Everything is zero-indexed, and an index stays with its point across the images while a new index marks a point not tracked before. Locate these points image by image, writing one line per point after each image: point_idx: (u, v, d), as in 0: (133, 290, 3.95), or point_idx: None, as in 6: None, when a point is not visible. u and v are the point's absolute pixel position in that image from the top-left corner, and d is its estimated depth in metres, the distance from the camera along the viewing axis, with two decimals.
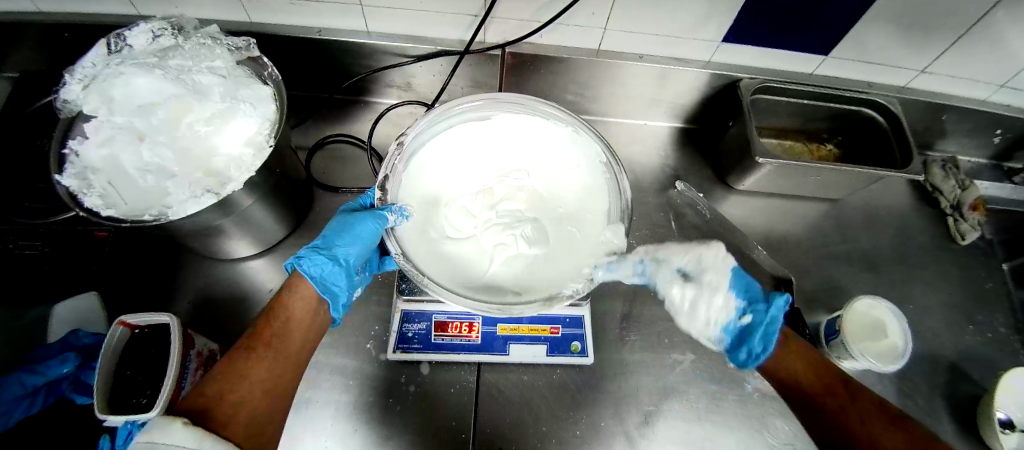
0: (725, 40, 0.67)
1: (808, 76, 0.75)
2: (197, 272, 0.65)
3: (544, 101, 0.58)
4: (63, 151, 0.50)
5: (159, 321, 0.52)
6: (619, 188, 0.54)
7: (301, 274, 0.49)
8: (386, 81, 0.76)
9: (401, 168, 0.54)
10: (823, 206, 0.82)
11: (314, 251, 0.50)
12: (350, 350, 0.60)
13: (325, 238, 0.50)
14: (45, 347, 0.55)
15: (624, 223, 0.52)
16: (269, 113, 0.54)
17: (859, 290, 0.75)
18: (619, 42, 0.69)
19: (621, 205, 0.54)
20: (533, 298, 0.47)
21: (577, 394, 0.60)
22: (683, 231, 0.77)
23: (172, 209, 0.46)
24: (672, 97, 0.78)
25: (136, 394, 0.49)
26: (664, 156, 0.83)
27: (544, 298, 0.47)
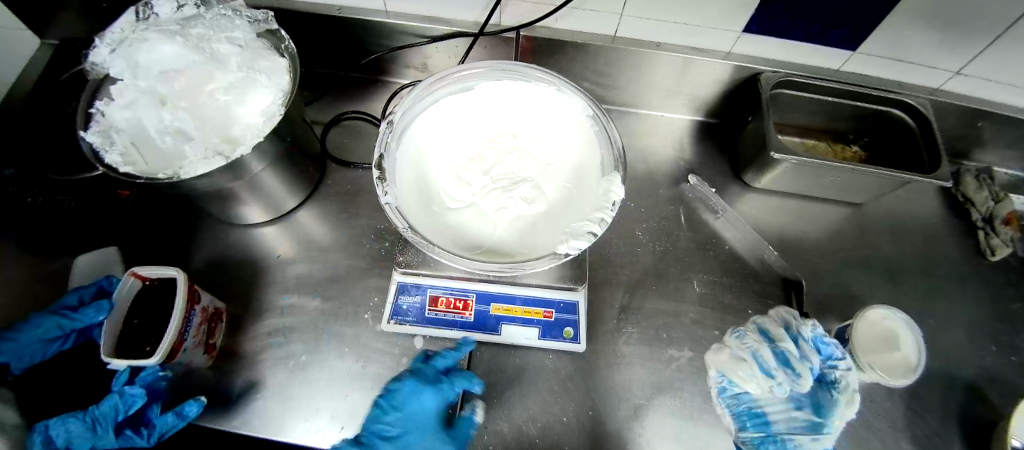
0: (747, 30, 0.65)
1: (835, 72, 0.71)
2: (213, 236, 0.67)
3: (524, 65, 0.57)
4: (89, 110, 0.53)
5: (166, 275, 0.55)
6: (608, 137, 0.54)
7: None
8: (405, 61, 0.77)
9: (395, 146, 0.52)
10: (843, 210, 0.78)
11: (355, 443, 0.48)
12: (350, 320, 0.62)
13: (380, 411, 0.50)
14: (75, 291, 0.55)
15: (619, 171, 0.52)
16: (283, 83, 0.56)
17: (874, 299, 0.72)
18: (637, 29, 0.67)
19: (614, 155, 0.53)
20: (541, 253, 0.47)
21: (568, 380, 0.60)
22: (693, 226, 0.74)
23: (184, 169, 0.49)
24: (691, 88, 0.76)
25: (143, 343, 0.52)
26: (680, 149, 0.81)
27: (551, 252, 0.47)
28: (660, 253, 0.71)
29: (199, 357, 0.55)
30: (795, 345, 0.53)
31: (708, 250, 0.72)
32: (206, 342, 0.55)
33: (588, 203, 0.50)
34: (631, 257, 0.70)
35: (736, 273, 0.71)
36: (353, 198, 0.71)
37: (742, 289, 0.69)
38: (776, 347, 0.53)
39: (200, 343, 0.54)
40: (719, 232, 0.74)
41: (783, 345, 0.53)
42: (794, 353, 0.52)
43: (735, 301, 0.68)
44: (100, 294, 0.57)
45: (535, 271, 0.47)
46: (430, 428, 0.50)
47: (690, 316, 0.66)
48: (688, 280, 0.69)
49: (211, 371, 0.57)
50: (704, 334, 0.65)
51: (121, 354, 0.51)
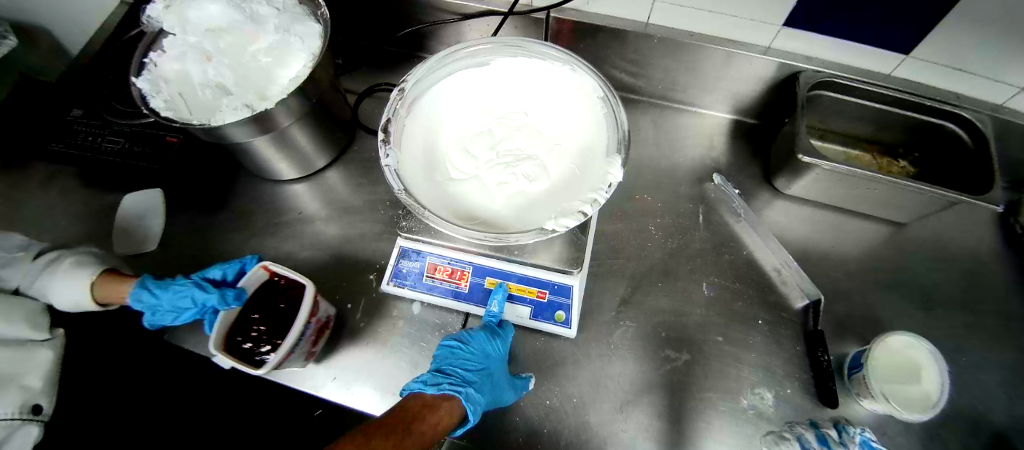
0: (787, 24, 0.61)
1: (884, 77, 0.66)
2: (243, 187, 0.72)
3: (540, 42, 0.58)
4: (144, 61, 0.58)
5: (291, 279, 0.56)
6: (616, 120, 0.54)
7: (422, 395, 0.50)
8: (440, 38, 0.75)
9: (403, 113, 0.55)
10: (882, 228, 0.73)
11: (437, 377, 0.52)
12: (356, 278, 0.64)
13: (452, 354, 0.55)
14: (222, 267, 0.58)
15: (621, 154, 0.52)
16: (315, 48, 0.59)
17: (902, 326, 0.66)
18: (670, 17, 0.64)
19: (619, 138, 0.53)
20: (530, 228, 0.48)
21: (558, 364, 0.60)
22: (713, 227, 0.70)
23: (217, 119, 0.53)
24: (728, 83, 0.71)
25: (247, 338, 0.54)
26: (711, 146, 0.76)
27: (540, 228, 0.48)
28: (673, 251, 0.68)
29: (298, 363, 0.54)
30: (841, 438, 0.51)
31: (724, 253, 0.68)
32: (309, 351, 0.55)
33: (586, 184, 0.51)
34: (641, 251, 0.68)
35: (751, 281, 0.67)
36: (373, 164, 0.73)
37: (756, 298, 0.65)
38: (820, 434, 0.52)
39: (306, 351, 0.54)
40: (740, 236, 0.70)
41: (827, 433, 0.52)
42: (834, 438, 0.51)
43: (745, 309, 0.65)
44: (239, 274, 0.58)
45: (521, 244, 0.48)
46: (502, 368, 0.55)
47: (695, 318, 0.64)
48: (697, 281, 0.66)
49: None
50: (706, 339, 0.63)
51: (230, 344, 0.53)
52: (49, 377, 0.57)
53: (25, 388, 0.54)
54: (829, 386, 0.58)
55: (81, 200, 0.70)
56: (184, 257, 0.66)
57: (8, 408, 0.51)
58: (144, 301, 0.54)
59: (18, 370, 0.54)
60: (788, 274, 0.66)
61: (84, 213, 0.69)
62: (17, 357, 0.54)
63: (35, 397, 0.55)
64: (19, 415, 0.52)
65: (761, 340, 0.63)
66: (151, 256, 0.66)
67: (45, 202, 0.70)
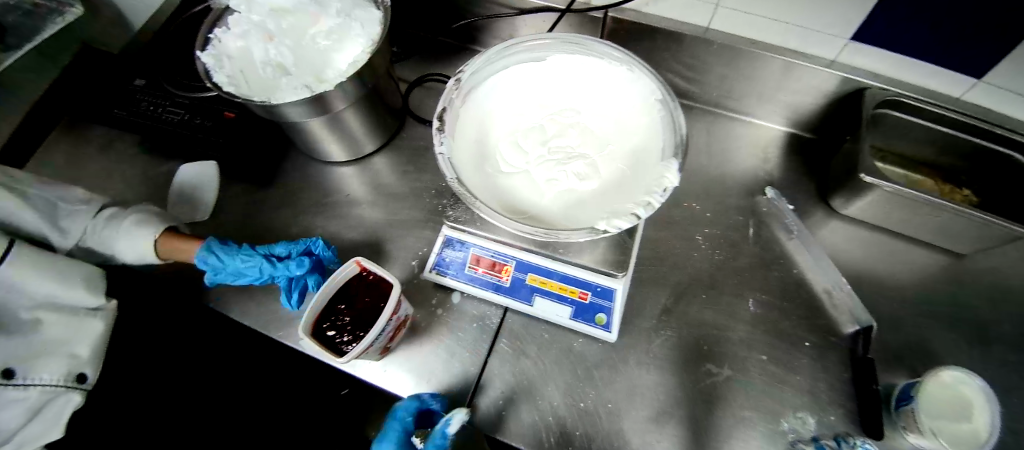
0: (856, 39, 0.59)
1: (953, 100, 0.64)
2: (290, 166, 0.72)
3: (600, 40, 0.57)
4: (209, 36, 0.59)
5: (381, 276, 0.54)
6: (674, 123, 0.52)
7: None
8: (495, 31, 0.75)
9: (458, 103, 0.55)
10: (939, 257, 0.69)
11: None
12: (396, 264, 0.64)
13: None
14: (289, 245, 0.60)
15: (678, 158, 0.50)
16: (374, 33, 0.59)
17: (957, 362, 0.63)
18: (733, 23, 0.63)
19: (677, 142, 0.51)
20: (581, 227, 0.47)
21: (593, 369, 0.59)
22: (762, 242, 0.68)
23: (276, 97, 0.54)
24: (786, 95, 0.69)
25: (329, 326, 0.52)
26: (764, 158, 0.74)
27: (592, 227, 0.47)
28: (719, 262, 0.66)
29: (373, 355, 0.54)
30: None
31: (773, 270, 0.66)
32: (385, 345, 0.54)
33: (640, 186, 0.50)
34: (687, 260, 0.66)
35: (800, 300, 0.64)
36: (420, 153, 0.73)
37: (803, 319, 0.63)
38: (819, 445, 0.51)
39: (381, 346, 0.53)
40: (790, 254, 0.67)
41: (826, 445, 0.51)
42: None
43: (792, 329, 0.62)
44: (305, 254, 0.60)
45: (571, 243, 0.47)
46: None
47: (739, 334, 0.62)
48: (742, 296, 0.64)
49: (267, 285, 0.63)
50: (749, 356, 0.61)
51: (316, 331, 0.52)
52: (97, 348, 0.60)
53: (73, 357, 0.57)
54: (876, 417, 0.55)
55: (137, 168, 0.72)
56: (229, 231, 0.67)
57: (54, 375, 0.55)
58: (210, 264, 0.57)
59: (71, 337, 0.58)
60: (840, 297, 0.64)
61: (139, 182, 0.71)
62: (71, 325, 0.58)
63: (81, 366, 0.58)
64: (63, 383, 0.56)
65: (807, 362, 0.60)
66: (199, 227, 0.67)
67: (104, 167, 0.73)
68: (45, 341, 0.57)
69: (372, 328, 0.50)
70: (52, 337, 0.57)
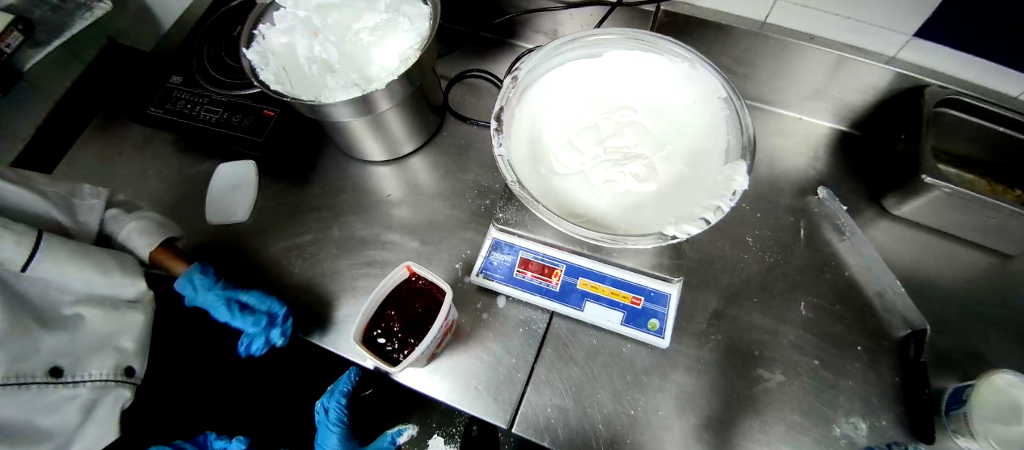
0: (919, 35, 0.57)
1: (1011, 99, 0.62)
2: (329, 165, 0.71)
3: (659, 34, 0.56)
4: (254, 32, 0.58)
5: (432, 283, 0.53)
6: (741, 122, 0.51)
7: None
8: (537, 26, 0.73)
9: (514, 101, 0.54)
10: (993, 259, 0.68)
11: None
12: (441, 266, 0.63)
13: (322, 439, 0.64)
14: (257, 298, 0.57)
15: (745, 159, 0.49)
16: (422, 29, 0.57)
17: (1011, 368, 0.61)
18: (790, 18, 0.61)
19: (744, 142, 0.50)
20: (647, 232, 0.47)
21: (643, 373, 0.58)
22: (811, 244, 0.67)
23: (325, 95, 0.53)
24: (838, 91, 0.67)
25: (377, 332, 0.52)
26: (811, 158, 0.72)
27: (658, 232, 0.47)
28: (769, 265, 0.65)
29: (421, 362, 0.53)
30: None
31: (823, 272, 0.65)
32: (433, 352, 0.54)
33: (703, 189, 0.49)
34: (736, 262, 0.65)
35: (851, 303, 0.63)
36: (462, 152, 0.71)
37: (855, 322, 0.62)
38: None
39: (429, 353, 0.52)
40: (840, 256, 0.66)
41: None
42: None
43: (845, 334, 0.61)
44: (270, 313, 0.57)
45: (637, 248, 0.46)
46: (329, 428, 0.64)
47: (790, 338, 0.61)
48: (794, 299, 0.63)
49: (306, 289, 0.62)
50: (802, 361, 0.60)
51: (365, 339, 0.51)
52: (142, 340, 0.59)
53: (118, 350, 0.57)
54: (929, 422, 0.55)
55: (174, 166, 0.71)
56: (270, 232, 0.66)
57: (102, 370, 0.55)
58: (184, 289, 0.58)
59: (114, 331, 0.57)
60: (893, 299, 0.62)
61: (176, 180, 0.70)
62: (113, 319, 0.57)
63: (128, 359, 0.57)
64: (113, 377, 0.55)
65: (861, 367, 0.59)
66: (240, 228, 0.67)
67: (140, 164, 0.72)
68: (90, 337, 0.56)
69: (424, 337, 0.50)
70: (96, 331, 0.56)
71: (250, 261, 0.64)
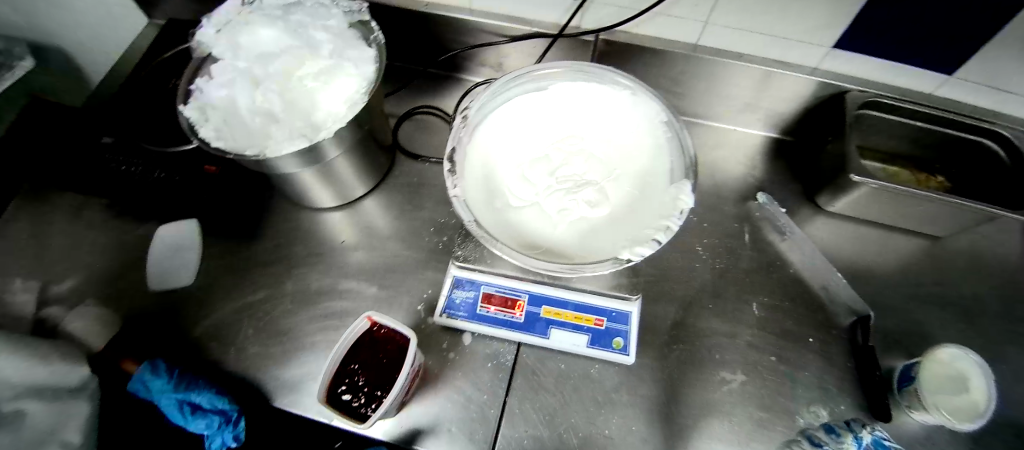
0: (837, 46, 0.62)
1: (926, 96, 0.68)
2: (283, 214, 0.70)
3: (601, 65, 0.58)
4: (191, 87, 0.57)
5: (394, 331, 0.53)
6: (681, 145, 0.54)
7: None
8: (480, 59, 0.75)
9: (466, 140, 0.55)
10: (922, 242, 0.74)
11: None
12: (404, 308, 0.63)
13: None
14: (206, 397, 0.54)
15: (689, 179, 0.52)
16: (369, 73, 0.57)
17: (947, 341, 0.66)
18: (717, 39, 0.65)
19: (686, 164, 0.53)
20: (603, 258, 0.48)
21: (613, 392, 0.59)
22: (757, 247, 0.70)
23: (271, 148, 0.51)
24: (767, 102, 0.72)
25: (343, 389, 0.51)
26: (750, 165, 0.77)
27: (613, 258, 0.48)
28: (720, 272, 0.68)
29: (390, 412, 0.53)
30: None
31: (771, 273, 0.68)
32: (401, 400, 0.54)
33: (653, 211, 0.51)
34: (690, 273, 0.68)
35: (799, 300, 0.67)
36: (416, 190, 0.71)
37: (805, 318, 0.65)
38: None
39: (398, 402, 0.53)
40: (785, 256, 0.70)
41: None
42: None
43: (796, 328, 0.65)
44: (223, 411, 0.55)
45: (594, 275, 0.48)
46: None
47: (746, 339, 0.64)
48: (747, 302, 0.66)
49: (266, 346, 0.61)
50: (759, 361, 0.62)
51: (331, 399, 0.50)
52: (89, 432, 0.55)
53: (65, 444, 0.52)
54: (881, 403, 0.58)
55: (114, 233, 0.68)
56: (225, 290, 0.65)
57: None
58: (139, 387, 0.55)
59: (56, 424, 0.53)
60: (836, 291, 0.67)
61: (117, 246, 0.68)
62: (55, 412, 0.53)
63: None
64: None
65: (814, 359, 0.63)
66: (193, 289, 0.65)
67: (77, 235, 0.68)
68: (33, 434, 0.52)
69: (392, 387, 0.50)
70: (38, 426, 0.52)
71: (206, 322, 0.62)
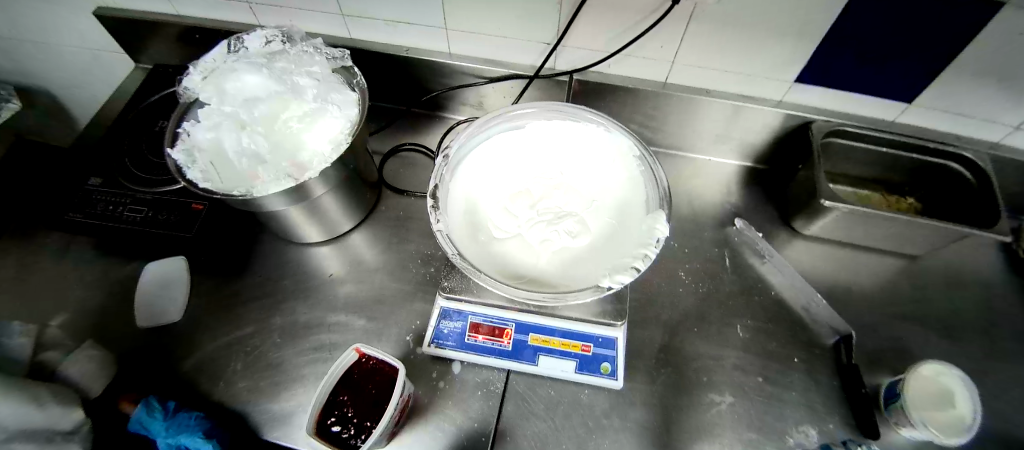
0: (800, 80, 0.66)
1: (890, 123, 0.71)
2: (271, 250, 0.71)
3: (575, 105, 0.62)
4: (178, 130, 0.59)
5: (385, 361, 0.53)
6: (654, 176, 0.57)
7: None
8: (462, 99, 0.79)
9: (448, 177, 0.57)
10: (898, 261, 0.76)
11: None
12: (392, 341, 0.63)
13: None
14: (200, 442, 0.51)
15: (663, 210, 0.54)
16: (352, 115, 0.59)
17: (931, 358, 0.67)
18: (686, 77, 0.69)
19: (660, 194, 0.55)
20: (584, 286, 0.49)
21: (603, 419, 0.59)
22: (738, 270, 0.72)
23: (257, 188, 0.52)
24: (740, 133, 0.75)
25: (331, 419, 0.50)
26: (727, 192, 0.79)
27: (594, 286, 0.49)
28: (703, 295, 0.69)
29: (379, 445, 0.51)
30: None
31: (753, 295, 0.70)
32: (389, 432, 0.52)
33: (632, 239, 0.52)
34: (673, 297, 0.69)
35: (782, 321, 0.68)
36: (403, 223, 0.73)
37: (789, 339, 0.66)
38: None
39: (387, 433, 0.51)
40: (766, 278, 0.71)
41: None
42: None
43: (781, 350, 0.65)
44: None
45: (576, 303, 0.49)
46: None
47: (732, 361, 0.64)
48: (731, 324, 0.67)
49: (251, 384, 0.60)
50: (747, 382, 0.63)
51: (320, 430, 0.49)
52: None
53: None
54: (871, 422, 0.58)
55: (100, 271, 0.68)
56: (211, 326, 0.64)
57: None
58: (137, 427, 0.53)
59: None
60: (817, 312, 0.68)
61: (102, 284, 0.67)
62: None
63: None
64: None
65: (801, 379, 0.63)
66: (178, 326, 0.64)
67: (61, 275, 0.68)
68: None
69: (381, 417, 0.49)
70: None
71: (193, 358, 0.62)
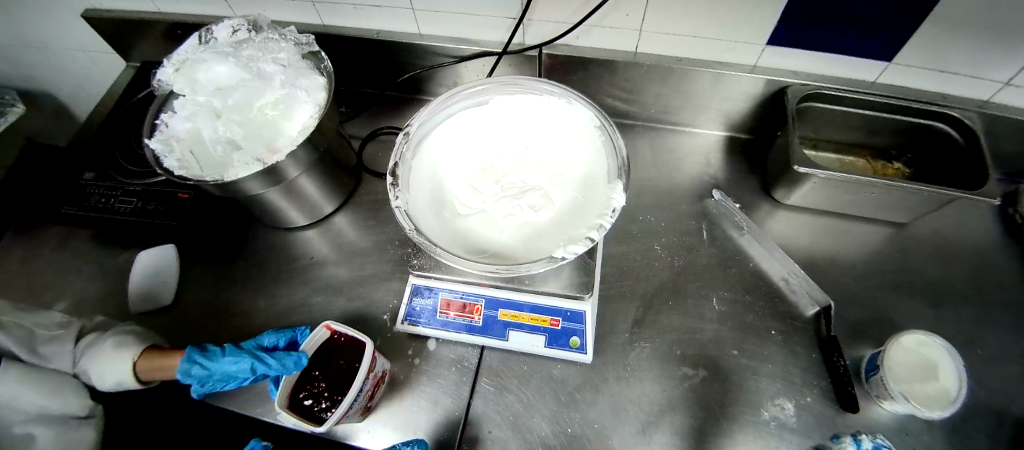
0: (772, 43, 0.64)
1: (870, 84, 0.69)
2: (256, 237, 0.73)
3: (537, 79, 0.62)
4: (157, 122, 0.61)
5: (353, 336, 0.55)
6: (615, 147, 0.57)
7: None
8: (438, 79, 0.80)
9: (410, 155, 0.58)
10: (885, 229, 0.74)
11: None
12: (370, 320, 0.65)
13: None
14: (274, 335, 0.58)
15: (621, 179, 0.54)
16: (320, 100, 0.61)
17: (914, 325, 0.66)
18: (655, 46, 0.68)
19: (620, 164, 0.55)
20: (539, 257, 0.50)
21: (575, 391, 0.60)
22: (716, 241, 0.72)
23: (229, 173, 0.54)
24: (717, 102, 0.74)
25: (305, 395, 0.52)
26: (706, 164, 0.78)
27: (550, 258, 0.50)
28: (679, 268, 0.69)
29: (353, 418, 0.53)
30: None
31: (730, 266, 0.69)
32: (365, 406, 0.54)
33: (592, 210, 0.53)
34: (649, 270, 0.69)
35: (760, 291, 0.67)
36: (381, 206, 0.74)
37: (766, 309, 0.66)
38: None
39: (361, 407, 0.53)
40: (743, 249, 0.71)
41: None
42: None
43: (758, 320, 0.65)
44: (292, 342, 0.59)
45: (532, 274, 0.49)
46: None
47: (708, 333, 0.64)
48: (707, 297, 0.67)
49: None
50: (722, 353, 0.63)
51: (294, 404, 0.51)
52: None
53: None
54: (847, 390, 0.58)
55: (98, 262, 0.72)
56: (201, 310, 0.67)
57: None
58: (195, 375, 0.54)
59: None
60: (796, 283, 0.67)
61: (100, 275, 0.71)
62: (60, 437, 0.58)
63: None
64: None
65: (777, 350, 0.63)
66: (171, 311, 0.67)
67: (64, 266, 0.72)
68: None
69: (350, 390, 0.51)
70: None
71: (181, 341, 0.65)
